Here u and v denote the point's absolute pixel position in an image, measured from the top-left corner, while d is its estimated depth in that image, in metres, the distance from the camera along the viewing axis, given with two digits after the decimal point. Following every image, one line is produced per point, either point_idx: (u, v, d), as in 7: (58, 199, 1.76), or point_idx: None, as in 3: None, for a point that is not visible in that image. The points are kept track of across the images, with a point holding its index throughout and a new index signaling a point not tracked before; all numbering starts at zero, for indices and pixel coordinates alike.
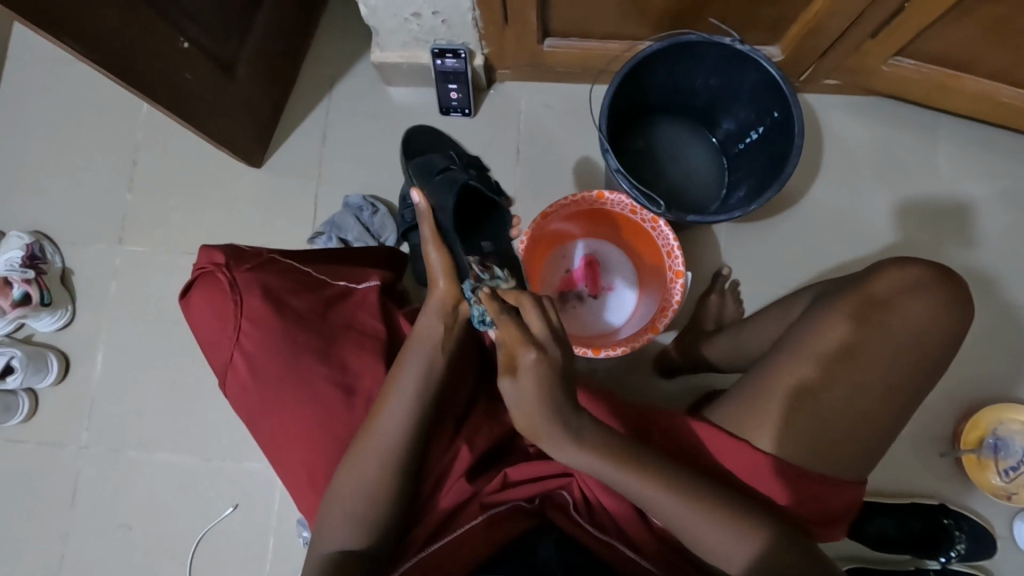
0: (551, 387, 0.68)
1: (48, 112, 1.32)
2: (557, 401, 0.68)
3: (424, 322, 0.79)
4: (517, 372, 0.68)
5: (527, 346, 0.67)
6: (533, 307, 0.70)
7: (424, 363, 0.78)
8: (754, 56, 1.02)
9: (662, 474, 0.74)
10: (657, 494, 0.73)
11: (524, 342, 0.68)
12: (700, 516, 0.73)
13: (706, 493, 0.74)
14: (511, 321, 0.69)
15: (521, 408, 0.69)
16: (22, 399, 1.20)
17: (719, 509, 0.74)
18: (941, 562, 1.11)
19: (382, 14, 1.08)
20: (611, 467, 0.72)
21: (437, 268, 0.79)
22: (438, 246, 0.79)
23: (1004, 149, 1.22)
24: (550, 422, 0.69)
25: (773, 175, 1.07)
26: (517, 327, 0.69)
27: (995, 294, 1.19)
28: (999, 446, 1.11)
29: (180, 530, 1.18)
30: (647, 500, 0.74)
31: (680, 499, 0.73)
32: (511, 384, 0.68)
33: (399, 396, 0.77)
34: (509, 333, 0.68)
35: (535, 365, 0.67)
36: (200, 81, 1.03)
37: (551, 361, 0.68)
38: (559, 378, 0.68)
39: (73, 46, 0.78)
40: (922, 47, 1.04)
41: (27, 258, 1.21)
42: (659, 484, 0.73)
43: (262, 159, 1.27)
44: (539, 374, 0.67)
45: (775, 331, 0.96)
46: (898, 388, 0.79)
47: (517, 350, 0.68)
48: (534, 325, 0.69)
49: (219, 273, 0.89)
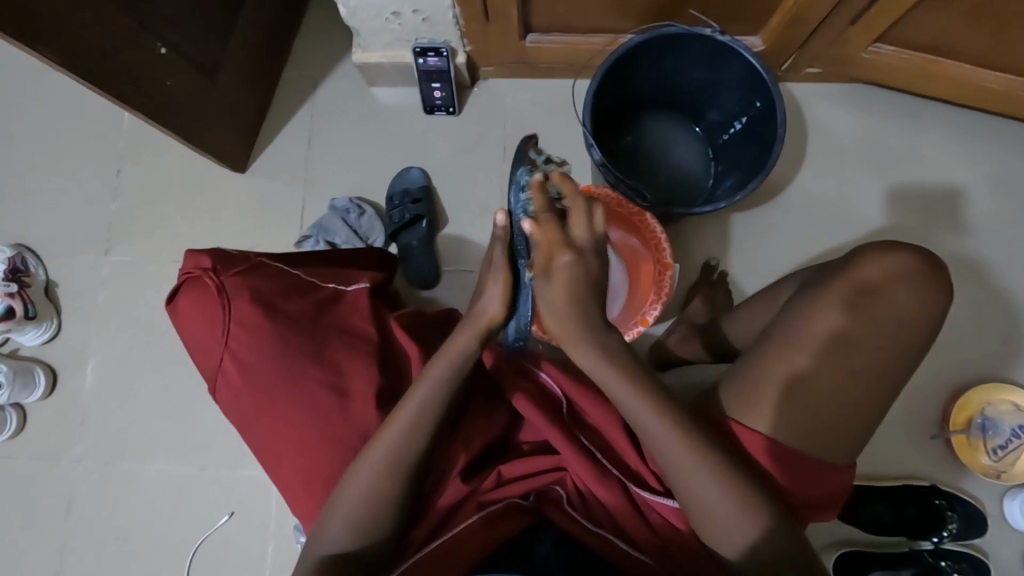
0: (580, 292, 0.74)
1: (26, 123, 1.30)
2: (587, 306, 0.75)
3: (460, 340, 0.80)
4: (550, 273, 0.73)
5: (565, 250, 0.72)
6: (583, 213, 0.73)
7: (440, 378, 0.79)
8: (736, 48, 1.02)
9: (677, 420, 0.75)
10: (670, 443, 0.75)
11: (561, 247, 0.72)
12: (707, 476, 0.74)
13: (719, 456, 0.75)
14: (555, 221, 0.72)
15: (550, 305, 0.75)
16: (10, 415, 1.19)
17: (726, 473, 0.74)
18: (934, 543, 1.12)
19: (363, 14, 1.07)
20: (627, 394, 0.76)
21: (495, 294, 0.79)
22: (504, 280, 0.78)
23: (985, 132, 1.24)
24: (580, 330, 0.76)
25: (758, 164, 1.07)
26: (558, 229, 0.72)
27: (980, 276, 1.20)
28: (987, 426, 1.13)
29: (176, 541, 1.17)
30: (660, 447, 0.75)
31: (691, 457, 0.74)
32: (543, 283, 0.74)
33: (409, 410, 0.78)
34: (547, 234, 0.72)
35: (569, 268, 0.73)
36: (181, 87, 1.02)
37: (586, 265, 0.74)
38: (588, 283, 0.74)
39: (49, 57, 0.77)
40: (903, 35, 1.05)
41: (10, 272, 1.19)
42: (672, 427, 0.75)
43: (247, 164, 1.26)
44: (572, 276, 0.73)
45: (762, 320, 0.98)
46: (888, 372, 0.80)
47: (554, 251, 0.72)
48: (577, 229, 0.74)
49: (206, 278, 0.88)
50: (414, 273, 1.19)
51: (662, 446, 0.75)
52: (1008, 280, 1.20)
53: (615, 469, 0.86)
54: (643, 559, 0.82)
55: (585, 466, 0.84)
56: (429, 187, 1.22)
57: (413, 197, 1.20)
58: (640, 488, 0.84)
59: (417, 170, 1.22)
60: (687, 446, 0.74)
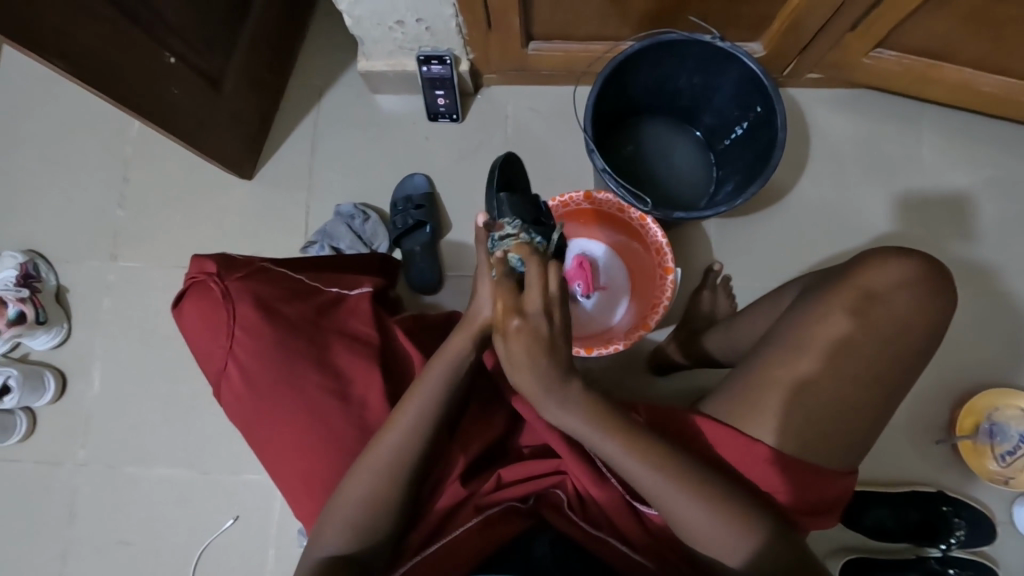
0: (539, 355, 0.70)
1: (39, 132, 1.33)
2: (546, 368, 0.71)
3: (456, 340, 0.80)
4: (506, 336, 0.71)
5: (514, 315, 0.70)
6: (535, 277, 0.69)
7: (437, 382, 0.79)
8: (734, 53, 1.03)
9: (653, 458, 0.74)
10: (648, 479, 0.74)
11: (513, 311, 0.70)
12: (693, 504, 0.74)
13: (707, 486, 0.74)
14: (509, 287, 0.71)
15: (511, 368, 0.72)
16: (20, 419, 1.20)
17: (715, 498, 0.74)
18: (941, 550, 1.11)
19: (366, 23, 1.09)
20: (600, 434, 0.75)
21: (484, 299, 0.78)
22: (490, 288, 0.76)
23: (987, 136, 1.23)
24: (544, 385, 0.72)
25: (759, 169, 1.07)
26: (512, 294, 0.71)
27: (985, 280, 1.20)
28: (995, 432, 1.12)
29: (180, 544, 1.18)
30: (639, 481, 0.75)
31: (674, 488, 0.74)
32: (501, 346, 0.71)
33: (408, 415, 0.78)
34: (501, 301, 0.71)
35: (520, 333, 0.69)
36: (188, 96, 1.04)
37: (539, 330, 0.70)
38: (547, 345, 0.70)
39: (57, 64, 0.79)
40: (902, 39, 1.05)
41: (21, 278, 1.22)
42: (650, 466, 0.74)
43: (253, 171, 1.28)
44: (524, 342, 0.70)
45: (763, 326, 0.97)
46: (886, 378, 0.80)
47: (504, 318, 0.70)
48: (531, 293, 0.70)
49: (211, 283, 0.90)
50: (416, 278, 1.19)
51: (641, 482, 0.75)
52: (1012, 283, 1.19)
53: (617, 477, 0.85)
54: (640, 560, 0.82)
55: (581, 468, 0.84)
56: (431, 193, 1.23)
57: (415, 204, 1.20)
58: (640, 502, 0.83)
59: (420, 176, 1.23)
60: (669, 479, 0.74)
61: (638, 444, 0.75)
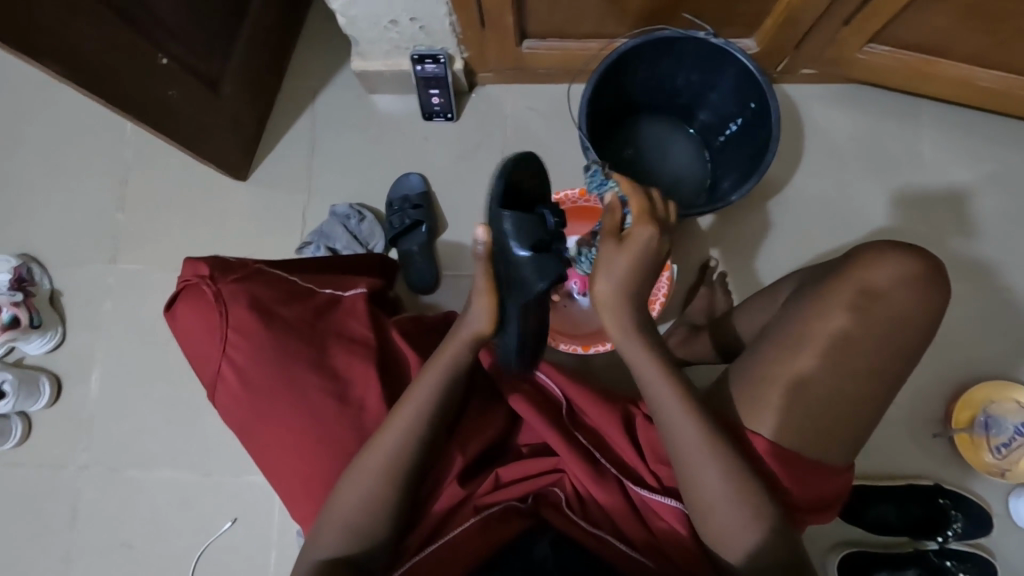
0: (646, 267, 0.76)
1: (30, 135, 1.32)
2: (637, 281, 0.76)
3: (450, 344, 0.82)
4: (626, 240, 0.75)
5: (650, 221, 0.75)
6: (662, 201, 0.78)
7: (436, 381, 0.81)
8: (729, 50, 1.04)
9: (701, 419, 0.76)
10: (689, 438, 0.75)
11: (648, 217, 0.75)
12: (718, 474, 0.74)
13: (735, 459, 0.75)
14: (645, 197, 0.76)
15: (612, 274, 0.75)
16: (16, 423, 1.20)
17: (734, 469, 0.75)
18: (939, 542, 1.11)
19: (362, 23, 1.09)
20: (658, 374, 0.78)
21: (481, 313, 0.80)
22: (489, 299, 0.79)
23: (983, 130, 1.24)
24: (626, 303, 0.77)
25: (755, 164, 1.08)
26: (647, 202, 0.76)
27: (981, 275, 1.20)
28: (990, 425, 1.12)
29: (181, 548, 1.17)
30: (679, 445, 0.76)
31: (706, 454, 0.75)
32: (613, 246, 0.75)
33: (408, 409, 0.79)
34: (640, 204, 0.76)
35: (646, 241, 0.75)
36: (183, 98, 1.03)
37: (655, 246, 0.75)
38: (652, 263, 0.76)
39: (52, 68, 0.79)
40: (896, 35, 1.06)
41: (15, 282, 1.21)
42: (699, 425, 0.75)
43: (248, 172, 1.28)
44: (644, 246, 0.75)
45: (762, 320, 0.98)
46: (884, 371, 0.80)
47: (637, 221, 0.75)
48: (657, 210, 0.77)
49: (204, 286, 0.90)
50: (416, 278, 1.19)
51: (679, 442, 0.76)
52: (1009, 276, 1.20)
53: (613, 467, 0.87)
54: (639, 558, 0.82)
55: (581, 468, 0.85)
56: (428, 193, 1.22)
57: (413, 203, 1.20)
58: (637, 487, 0.84)
59: (417, 176, 1.22)
60: (706, 443, 0.75)
61: (691, 400, 0.77)
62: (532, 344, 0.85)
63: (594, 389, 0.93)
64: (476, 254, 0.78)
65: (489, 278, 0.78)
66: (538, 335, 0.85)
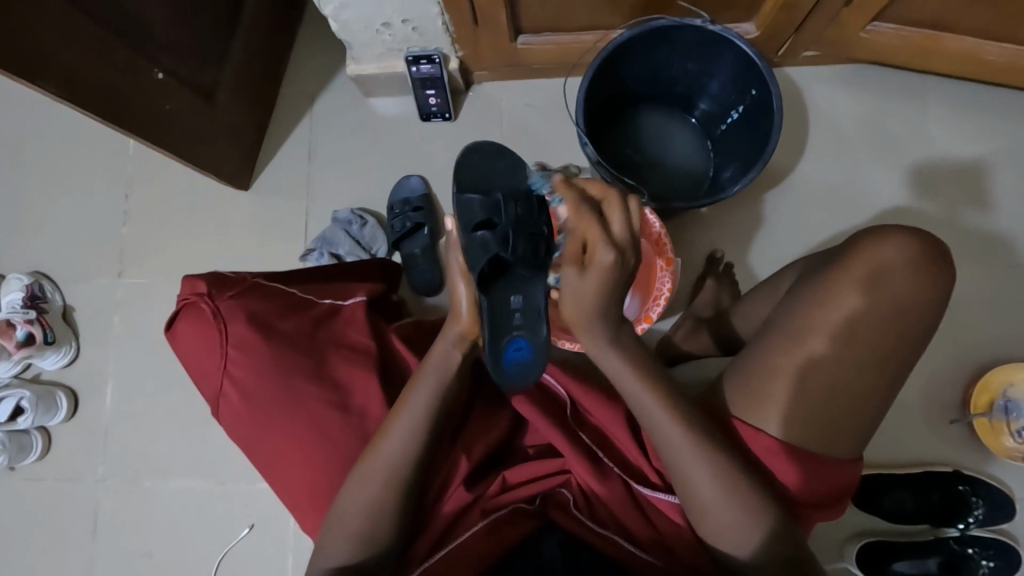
0: (613, 289, 0.73)
1: (37, 153, 1.34)
2: (606, 305, 0.74)
3: (442, 342, 0.82)
4: (587, 268, 0.72)
5: (607, 248, 0.71)
6: (619, 211, 0.73)
7: (430, 387, 0.80)
8: (727, 36, 1.01)
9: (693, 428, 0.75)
10: (681, 447, 0.75)
11: (603, 245, 0.72)
12: (709, 481, 0.74)
13: (729, 464, 0.74)
14: (595, 219, 0.72)
15: (575, 299, 0.74)
16: (36, 438, 1.22)
17: (729, 471, 0.74)
18: (960, 529, 1.09)
19: (353, 27, 1.08)
20: (636, 382, 0.77)
21: (463, 300, 0.80)
22: (467, 282, 0.79)
23: (994, 106, 1.20)
24: (599, 319, 0.75)
25: (757, 153, 1.06)
26: (599, 226, 0.72)
27: (996, 254, 1.17)
28: (1010, 408, 1.10)
29: (200, 555, 1.19)
30: (674, 454, 0.75)
31: (703, 462, 0.74)
32: (576, 275, 0.72)
33: (405, 418, 0.79)
34: (593, 233, 0.72)
35: (606, 269, 0.72)
36: (181, 110, 1.03)
37: (621, 268, 0.73)
38: (619, 282, 0.74)
39: (49, 87, 0.79)
40: (901, 12, 1.03)
41: (28, 299, 1.23)
42: (681, 432, 0.75)
43: (250, 181, 1.28)
44: (606, 274, 0.72)
45: (766, 311, 0.96)
46: (893, 359, 0.79)
47: (595, 252, 0.71)
48: (614, 226, 0.73)
49: (202, 303, 0.91)
50: (421, 281, 1.19)
51: (673, 452, 0.75)
52: None
53: (617, 467, 0.86)
54: (647, 558, 0.81)
55: (584, 466, 0.84)
56: (429, 194, 1.21)
57: (415, 205, 1.19)
58: (641, 484, 0.84)
59: (417, 178, 1.22)
60: (701, 452, 0.74)
61: (676, 409, 0.76)
62: (503, 351, 0.76)
63: (598, 388, 0.92)
64: (453, 238, 0.79)
65: (463, 262, 0.79)
66: (507, 342, 0.76)
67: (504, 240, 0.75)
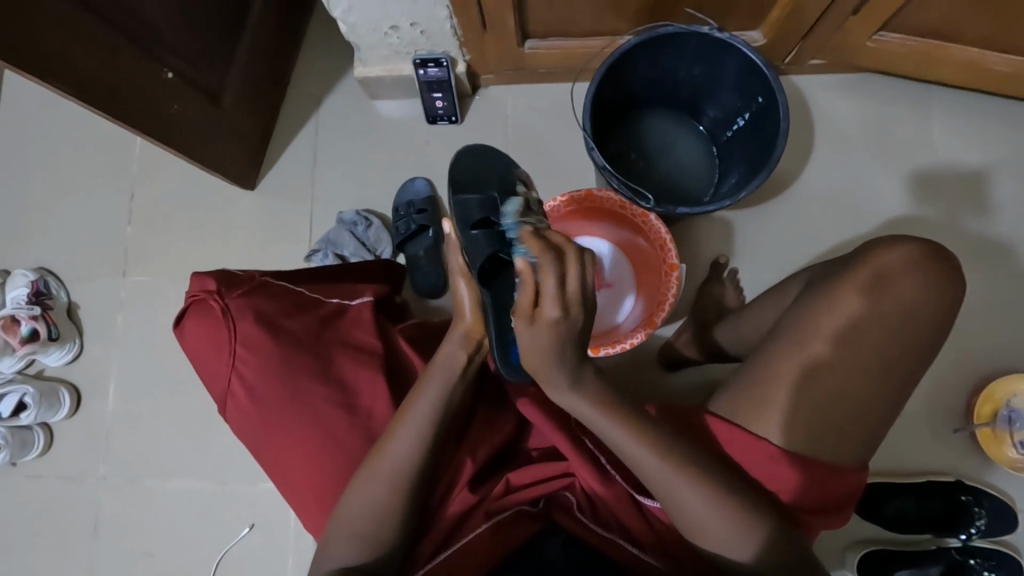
0: (563, 345, 0.70)
1: (44, 151, 1.34)
2: (560, 358, 0.71)
3: (445, 347, 0.84)
4: (535, 322, 0.69)
5: (556, 303, 0.67)
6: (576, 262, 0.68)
7: (436, 389, 0.81)
8: (734, 43, 1.02)
9: (667, 453, 0.74)
10: (659, 471, 0.74)
11: (555, 299, 0.68)
12: (694, 496, 0.74)
13: (719, 484, 0.74)
14: (552, 268, 0.68)
15: (527, 351, 0.71)
16: (38, 434, 1.22)
17: (714, 491, 0.74)
18: (961, 540, 1.09)
19: (361, 30, 1.09)
20: (600, 416, 0.75)
21: (466, 300, 0.83)
22: (469, 282, 0.82)
23: (999, 116, 1.21)
24: (558, 367, 0.71)
25: (762, 160, 1.06)
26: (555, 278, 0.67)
27: (999, 263, 1.17)
28: (1013, 418, 1.09)
29: (200, 554, 1.19)
30: (656, 477, 0.74)
31: (684, 484, 0.74)
32: (525, 329, 0.69)
33: (411, 420, 0.79)
34: (548, 282, 0.67)
35: (553, 325, 0.68)
36: (188, 111, 1.04)
37: (571, 324, 0.69)
38: (571, 338, 0.70)
39: (58, 85, 0.79)
40: (906, 21, 1.03)
41: (33, 296, 1.23)
42: (653, 452, 0.74)
43: (256, 181, 1.28)
44: (554, 331, 0.68)
45: (771, 318, 0.96)
46: (895, 366, 0.78)
47: (543, 303, 0.68)
48: (570, 278, 0.68)
49: (211, 301, 0.90)
50: (422, 282, 1.18)
51: (652, 475, 0.75)
52: None
53: (621, 478, 0.85)
54: (650, 561, 0.81)
55: (587, 470, 0.84)
56: (433, 197, 1.21)
57: (418, 208, 1.19)
58: (646, 498, 0.83)
59: (423, 180, 1.22)
60: (679, 472, 0.74)
61: (647, 435, 0.75)
62: (510, 343, 0.81)
63: None
64: (451, 241, 0.82)
65: (464, 262, 0.82)
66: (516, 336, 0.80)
67: (501, 237, 0.79)
